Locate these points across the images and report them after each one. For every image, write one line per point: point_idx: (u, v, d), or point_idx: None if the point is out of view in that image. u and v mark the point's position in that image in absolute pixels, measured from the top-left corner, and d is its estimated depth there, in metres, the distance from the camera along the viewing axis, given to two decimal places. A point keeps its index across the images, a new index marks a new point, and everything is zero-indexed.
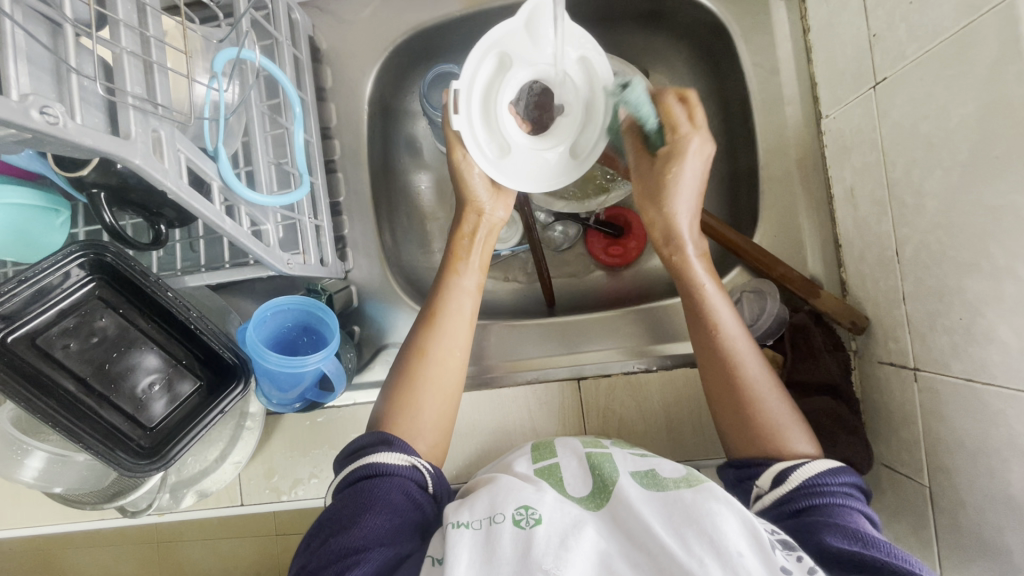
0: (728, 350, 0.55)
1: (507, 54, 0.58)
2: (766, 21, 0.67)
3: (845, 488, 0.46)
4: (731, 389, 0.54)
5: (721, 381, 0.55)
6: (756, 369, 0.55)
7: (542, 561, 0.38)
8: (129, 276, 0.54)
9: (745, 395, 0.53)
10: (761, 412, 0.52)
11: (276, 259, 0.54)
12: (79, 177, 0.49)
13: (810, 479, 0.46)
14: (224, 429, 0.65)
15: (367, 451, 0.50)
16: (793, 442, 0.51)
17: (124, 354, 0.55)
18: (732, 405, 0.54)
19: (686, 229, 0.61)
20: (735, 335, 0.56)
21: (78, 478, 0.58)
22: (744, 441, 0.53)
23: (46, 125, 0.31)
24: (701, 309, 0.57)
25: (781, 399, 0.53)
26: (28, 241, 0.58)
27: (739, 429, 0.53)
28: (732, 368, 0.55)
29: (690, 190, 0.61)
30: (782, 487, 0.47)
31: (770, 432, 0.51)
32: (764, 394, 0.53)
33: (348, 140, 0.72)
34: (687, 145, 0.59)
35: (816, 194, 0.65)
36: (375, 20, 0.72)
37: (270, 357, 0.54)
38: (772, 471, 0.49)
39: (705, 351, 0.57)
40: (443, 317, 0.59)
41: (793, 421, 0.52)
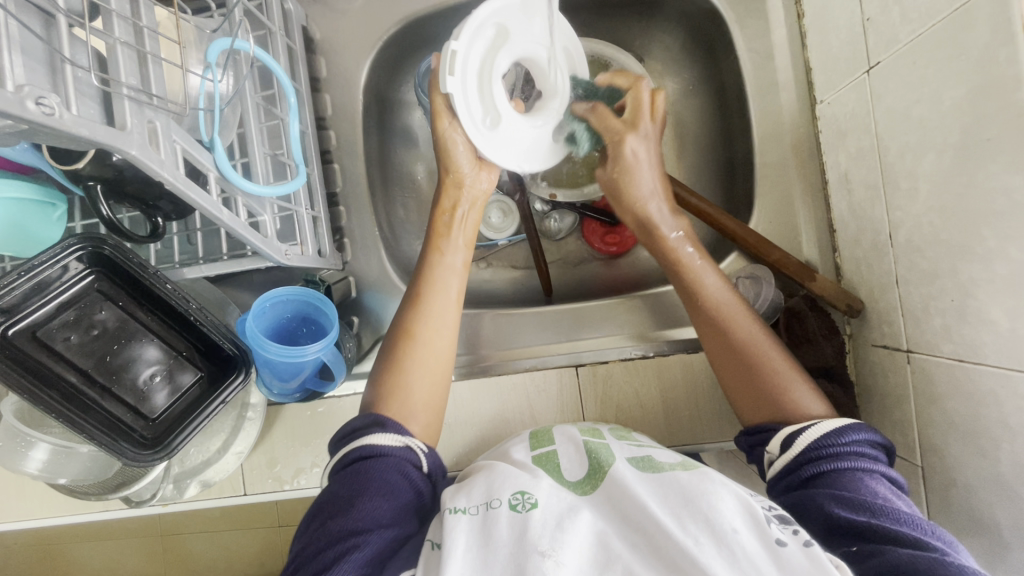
0: (720, 315, 0.58)
1: (507, 27, 0.60)
2: (760, 7, 0.67)
3: (857, 447, 0.47)
4: (731, 355, 0.56)
5: (719, 348, 0.57)
6: (751, 330, 0.57)
7: (539, 543, 0.39)
8: (128, 269, 0.55)
9: (745, 356, 0.55)
10: (763, 375, 0.54)
11: (274, 249, 0.54)
12: (74, 170, 0.49)
13: (815, 442, 0.47)
14: (225, 420, 0.66)
15: (360, 433, 0.50)
16: (799, 400, 0.52)
17: (124, 347, 0.56)
18: (737, 370, 0.55)
19: (657, 214, 0.64)
20: (725, 302, 0.58)
21: (83, 468, 0.58)
22: (755, 407, 0.54)
23: (43, 116, 0.31)
24: (687, 284, 0.60)
25: (780, 356, 0.55)
26: (25, 233, 0.58)
27: (745, 395, 0.55)
28: (728, 333, 0.57)
29: (649, 184, 0.64)
30: (790, 451, 0.48)
31: (775, 394, 0.53)
32: (762, 354, 0.55)
33: (344, 130, 0.72)
34: (633, 146, 0.63)
35: (811, 180, 0.65)
36: (369, 9, 0.72)
37: (270, 347, 0.54)
38: (779, 435, 0.50)
39: (701, 326, 0.59)
40: (430, 297, 0.60)
41: (797, 382, 0.53)
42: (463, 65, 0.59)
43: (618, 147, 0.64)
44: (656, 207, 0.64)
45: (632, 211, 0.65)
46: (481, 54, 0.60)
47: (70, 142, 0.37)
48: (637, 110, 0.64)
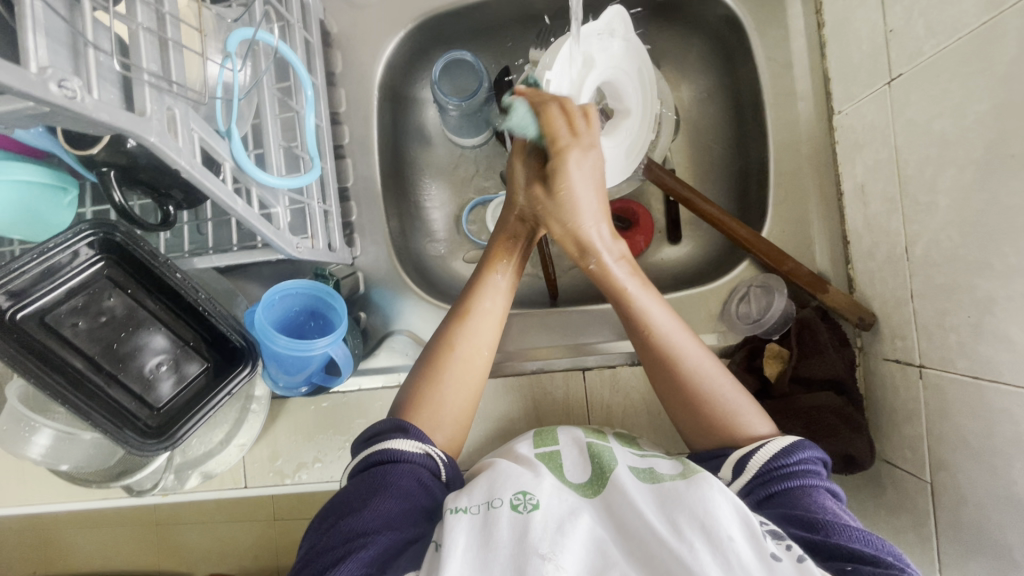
0: (668, 345, 0.54)
1: (592, 56, 0.62)
2: (780, 15, 0.66)
3: (805, 465, 0.46)
4: (676, 385, 0.53)
5: (667, 380, 0.54)
6: (699, 356, 0.54)
7: (540, 547, 0.38)
8: (139, 257, 0.55)
9: (693, 385, 0.53)
10: (710, 404, 0.52)
11: (286, 242, 0.54)
12: (90, 156, 0.50)
13: (765, 467, 0.46)
14: (230, 411, 0.65)
15: (382, 436, 0.50)
16: (749, 424, 0.51)
17: (131, 335, 0.55)
18: (682, 400, 0.53)
19: (596, 239, 0.58)
20: (671, 330, 0.55)
21: (86, 455, 0.58)
22: (705, 435, 0.52)
23: (64, 99, 0.31)
24: (630, 312, 0.56)
25: (729, 380, 0.53)
26: (43, 220, 0.60)
27: (694, 421, 0.53)
28: (676, 364, 0.53)
29: (590, 202, 0.59)
30: (744, 476, 0.47)
31: (725, 422, 0.51)
32: (710, 380, 0.53)
33: (358, 125, 0.72)
34: (576, 158, 0.57)
35: (826, 191, 0.65)
36: (387, 4, 0.71)
37: (280, 339, 0.54)
38: (730, 460, 0.48)
39: (646, 356, 0.55)
40: (473, 315, 0.58)
41: (746, 407, 0.52)
42: (559, 83, 0.61)
43: (560, 160, 0.57)
44: (598, 231, 0.59)
45: (572, 233, 0.59)
46: (575, 73, 0.62)
47: (89, 126, 0.36)
48: (582, 124, 0.58)
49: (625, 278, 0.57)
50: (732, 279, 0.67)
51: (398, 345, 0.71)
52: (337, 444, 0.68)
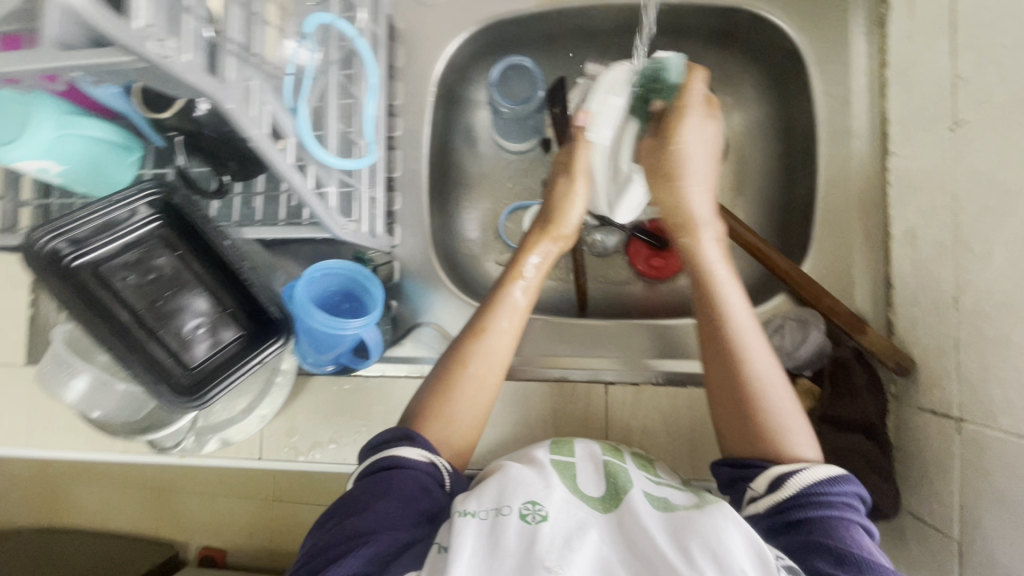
0: (737, 338, 0.52)
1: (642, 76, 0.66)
2: (844, 52, 0.66)
3: (846, 498, 0.44)
4: (730, 387, 0.51)
5: (725, 381, 0.51)
6: (765, 363, 0.51)
7: (546, 560, 0.36)
8: (192, 221, 0.58)
9: (750, 389, 0.50)
10: (763, 413, 0.49)
11: (334, 222, 0.56)
12: (160, 118, 0.55)
13: (804, 489, 0.44)
14: (256, 382, 0.66)
15: (388, 445, 0.47)
16: (796, 445, 0.48)
17: (175, 295, 0.57)
18: (732, 401, 0.50)
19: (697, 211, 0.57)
20: (746, 325, 0.52)
21: (116, 406, 0.59)
22: (743, 444, 0.49)
23: (160, 58, 0.33)
24: (711, 304, 0.54)
25: (788, 395, 0.50)
26: (109, 177, 0.65)
27: (739, 429, 0.50)
28: (739, 363, 0.51)
29: (698, 170, 0.58)
30: (777, 494, 0.45)
31: (773, 433, 0.48)
32: (771, 392, 0.50)
33: (410, 119, 0.73)
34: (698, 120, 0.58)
35: (873, 231, 0.64)
36: (454, 7, 0.73)
37: (316, 314, 0.55)
38: (768, 473, 0.46)
39: (711, 347, 0.53)
40: (490, 332, 0.54)
41: (797, 422, 0.49)
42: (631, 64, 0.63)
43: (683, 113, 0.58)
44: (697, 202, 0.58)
45: (669, 198, 0.58)
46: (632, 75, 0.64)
47: (175, 87, 0.38)
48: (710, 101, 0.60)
49: (715, 262, 0.56)
50: (768, 311, 0.66)
51: (425, 337, 0.72)
52: (354, 428, 0.68)
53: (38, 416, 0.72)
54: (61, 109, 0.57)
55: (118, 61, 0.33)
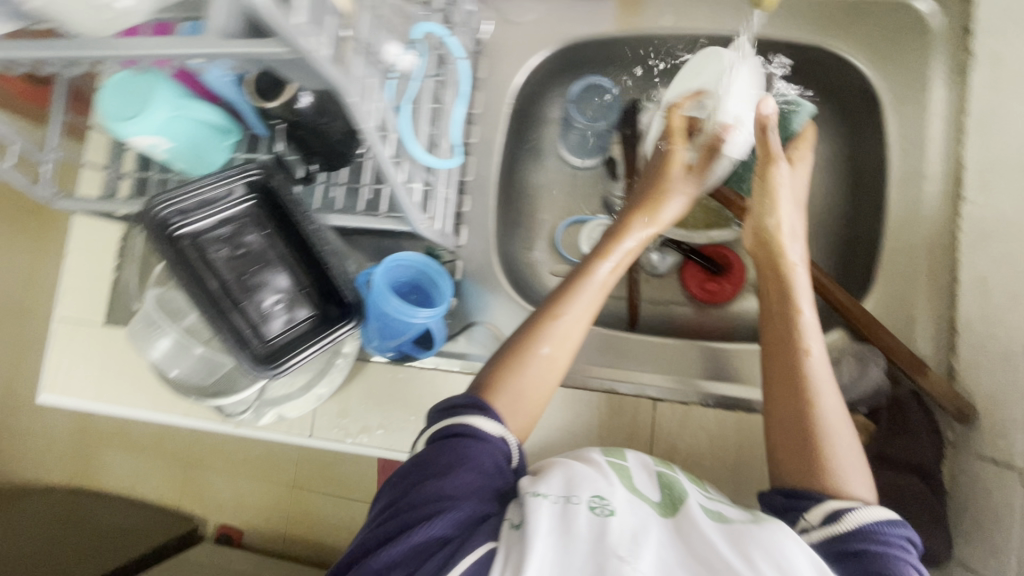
0: (808, 372, 0.52)
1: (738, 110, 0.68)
2: (923, 96, 0.67)
3: (902, 541, 0.44)
4: (795, 415, 0.51)
5: (789, 410, 0.52)
6: (832, 399, 0.52)
7: (617, 549, 0.38)
8: (281, 203, 0.61)
9: (815, 420, 0.50)
10: (826, 445, 0.49)
11: (416, 217, 0.59)
12: (266, 107, 0.58)
13: (863, 526, 0.44)
14: (317, 362, 0.69)
15: (462, 411, 0.50)
16: (853, 485, 0.47)
17: (259, 270, 0.61)
18: (796, 428, 0.51)
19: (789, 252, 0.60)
20: (818, 363, 0.53)
21: (192, 367, 0.64)
22: (800, 471, 0.49)
23: (312, 51, 0.36)
24: (791, 336, 0.55)
25: (850, 436, 0.50)
26: (206, 158, 0.70)
27: (797, 455, 0.50)
28: (809, 394, 0.51)
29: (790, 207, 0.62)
30: (834, 526, 0.45)
31: (832, 468, 0.48)
32: (834, 429, 0.50)
33: (486, 127, 0.77)
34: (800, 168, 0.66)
35: (940, 275, 0.64)
36: (538, 25, 0.77)
37: (392, 301, 0.58)
38: (822, 507, 0.46)
39: (778, 375, 0.54)
40: (559, 320, 0.56)
41: (857, 462, 0.49)
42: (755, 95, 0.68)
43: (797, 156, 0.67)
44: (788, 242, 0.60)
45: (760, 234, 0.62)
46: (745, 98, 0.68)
47: (311, 78, 0.42)
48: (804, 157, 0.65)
49: (801, 300, 0.57)
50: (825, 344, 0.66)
51: (477, 336, 0.73)
52: (402, 416, 0.71)
53: (116, 374, 0.78)
54: (176, 91, 0.62)
55: (272, 51, 0.36)
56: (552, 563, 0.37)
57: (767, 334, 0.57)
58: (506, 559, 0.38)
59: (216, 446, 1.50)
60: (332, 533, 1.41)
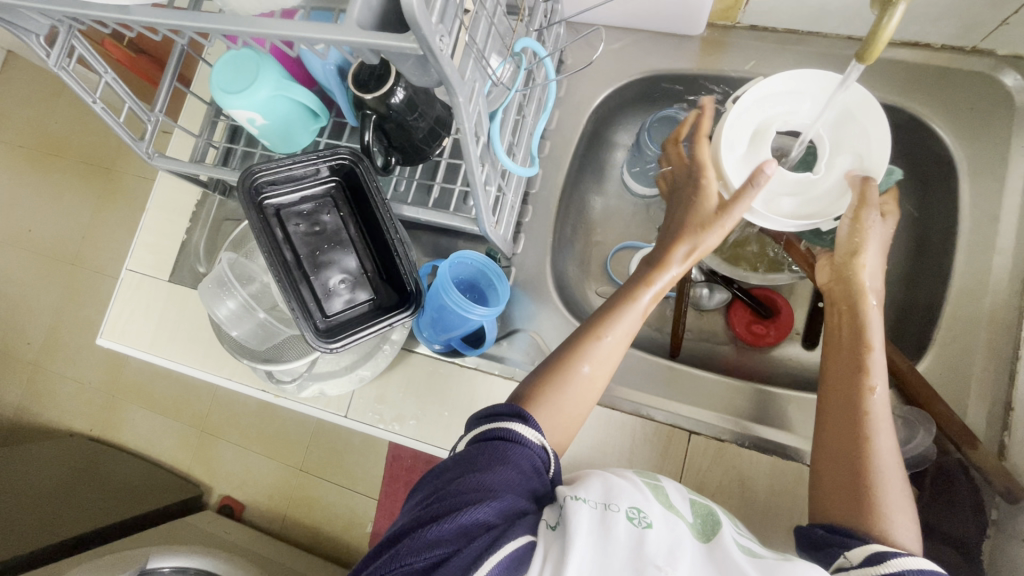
0: (873, 415, 0.53)
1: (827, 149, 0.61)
2: (1000, 170, 0.67)
3: None
4: (848, 448, 0.52)
5: (848, 448, 0.52)
6: (888, 442, 0.52)
7: (656, 560, 0.38)
8: (362, 188, 0.65)
9: (868, 458, 0.51)
10: (878, 488, 0.49)
11: (486, 219, 0.61)
12: (362, 99, 0.61)
13: (903, 571, 0.42)
14: (365, 345, 0.70)
15: (502, 419, 0.49)
16: (899, 533, 0.47)
17: (331, 249, 0.64)
18: (848, 460, 0.52)
19: (872, 294, 0.58)
20: (884, 411, 0.53)
21: (250, 331, 0.67)
22: (843, 505, 0.50)
23: (438, 48, 0.39)
24: (858, 374, 0.55)
25: (901, 482, 0.50)
26: (293, 139, 0.74)
27: (842, 488, 0.51)
28: (866, 433, 0.52)
29: (871, 253, 0.58)
30: (875, 568, 0.44)
31: (879, 512, 0.48)
32: (886, 476, 0.50)
33: (558, 144, 0.79)
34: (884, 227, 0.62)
35: (1001, 350, 0.63)
36: (622, 54, 0.80)
37: (453, 294, 0.60)
38: (866, 548, 0.45)
39: (839, 414, 0.54)
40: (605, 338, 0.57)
41: (905, 513, 0.49)
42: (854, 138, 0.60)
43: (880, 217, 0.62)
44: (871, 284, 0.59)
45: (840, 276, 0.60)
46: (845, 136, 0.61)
47: (425, 73, 0.45)
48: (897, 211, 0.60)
49: (874, 341, 0.57)
50: None
51: (519, 342, 0.75)
52: (437, 410, 0.72)
53: (172, 329, 0.82)
54: (279, 73, 0.66)
55: (403, 44, 0.39)
56: (590, 563, 0.37)
57: (831, 366, 0.58)
58: (545, 555, 0.38)
59: (233, 417, 1.53)
60: (332, 521, 1.42)
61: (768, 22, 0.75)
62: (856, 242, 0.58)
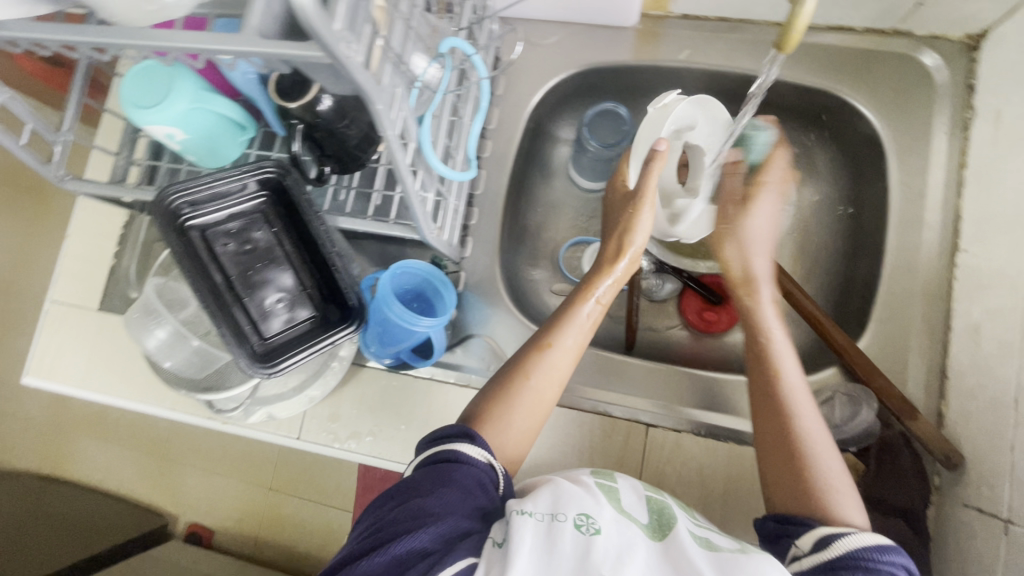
0: (787, 400, 0.54)
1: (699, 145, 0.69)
2: (925, 147, 0.69)
3: (892, 568, 0.43)
4: (780, 439, 0.53)
5: (774, 439, 0.53)
6: (813, 422, 0.53)
7: (602, 568, 0.38)
8: (294, 202, 0.62)
9: (798, 443, 0.52)
10: (813, 470, 0.50)
11: (426, 227, 0.59)
12: (287, 107, 0.57)
13: (852, 551, 0.44)
14: (313, 362, 0.68)
15: (448, 440, 0.49)
16: (844, 510, 0.48)
17: (264, 268, 0.62)
18: (782, 448, 0.52)
19: (762, 274, 0.61)
20: (797, 390, 0.55)
21: (185, 360, 0.63)
22: (790, 497, 0.50)
23: (345, 56, 0.37)
24: (761, 363, 0.57)
25: (835, 459, 0.52)
26: (220, 152, 0.70)
27: (784, 480, 0.52)
28: (788, 419, 0.53)
29: (760, 235, 0.62)
30: (824, 552, 0.45)
31: (822, 494, 0.49)
32: (818, 456, 0.51)
33: (500, 143, 0.78)
34: (771, 194, 0.63)
35: (934, 322, 0.65)
36: (558, 48, 0.79)
37: (395, 306, 0.58)
38: (814, 532, 0.47)
39: (760, 408, 0.56)
40: (554, 349, 0.57)
41: (846, 488, 0.50)
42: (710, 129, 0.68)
43: (757, 189, 0.63)
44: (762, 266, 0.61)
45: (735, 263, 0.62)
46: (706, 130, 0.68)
47: (340, 82, 0.43)
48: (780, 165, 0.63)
49: (771, 323, 0.59)
50: (819, 381, 0.67)
51: (474, 348, 0.73)
52: (394, 424, 0.70)
53: (106, 361, 0.76)
54: (197, 84, 0.62)
55: (309, 54, 0.37)
56: None
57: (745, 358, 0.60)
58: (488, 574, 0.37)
59: (192, 442, 1.46)
60: (307, 538, 1.38)
61: (700, 11, 0.76)
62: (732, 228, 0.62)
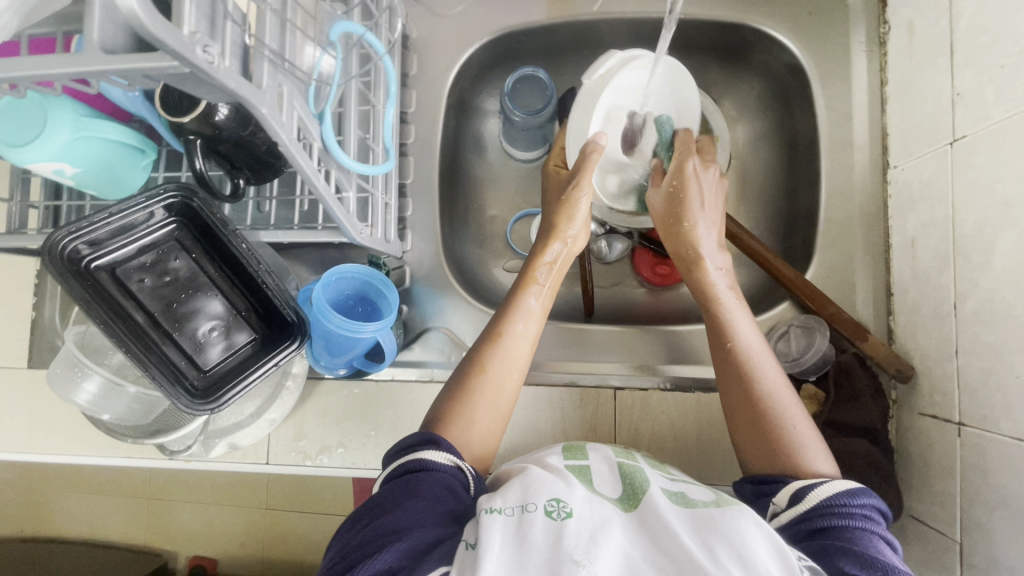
0: (747, 355, 0.56)
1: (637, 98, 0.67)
2: (846, 68, 0.68)
3: (865, 510, 0.45)
4: (747, 402, 0.54)
5: (742, 398, 0.54)
6: (775, 377, 0.55)
7: (574, 554, 0.38)
8: (209, 223, 0.58)
9: (762, 398, 0.53)
10: (781, 428, 0.52)
11: (352, 226, 0.56)
12: (180, 123, 0.53)
13: (825, 500, 0.45)
14: (266, 385, 0.66)
15: (416, 448, 0.49)
16: (813, 461, 0.50)
17: (190, 298, 0.58)
18: (748, 409, 0.54)
19: (703, 242, 0.62)
20: (755, 343, 0.57)
21: (126, 409, 0.60)
22: (761, 456, 0.52)
23: (204, 63, 0.33)
24: (719, 325, 0.58)
25: (802, 414, 0.53)
26: (123, 182, 0.65)
27: (754, 441, 0.53)
28: (749, 377, 0.55)
29: (703, 205, 0.63)
30: (800, 505, 0.46)
31: (792, 449, 0.51)
32: (783, 408, 0.53)
33: (423, 126, 0.74)
34: (693, 165, 0.63)
35: (874, 242, 0.66)
36: (467, 16, 0.75)
37: (333, 317, 0.56)
38: (790, 486, 0.47)
39: (724, 369, 0.56)
40: (507, 337, 0.57)
41: (812, 440, 0.51)
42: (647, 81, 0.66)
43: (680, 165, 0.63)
44: (705, 233, 0.62)
45: (680, 235, 0.63)
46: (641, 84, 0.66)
47: (214, 90, 0.39)
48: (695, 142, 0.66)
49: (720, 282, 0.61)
50: (772, 318, 0.68)
51: (434, 341, 0.72)
52: (362, 432, 0.68)
53: (46, 420, 0.72)
54: (77, 110, 0.57)
55: (164, 65, 0.33)
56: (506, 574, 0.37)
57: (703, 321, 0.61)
58: None
59: (174, 478, 1.42)
60: (312, 550, 1.36)
61: None
62: (678, 199, 0.63)
